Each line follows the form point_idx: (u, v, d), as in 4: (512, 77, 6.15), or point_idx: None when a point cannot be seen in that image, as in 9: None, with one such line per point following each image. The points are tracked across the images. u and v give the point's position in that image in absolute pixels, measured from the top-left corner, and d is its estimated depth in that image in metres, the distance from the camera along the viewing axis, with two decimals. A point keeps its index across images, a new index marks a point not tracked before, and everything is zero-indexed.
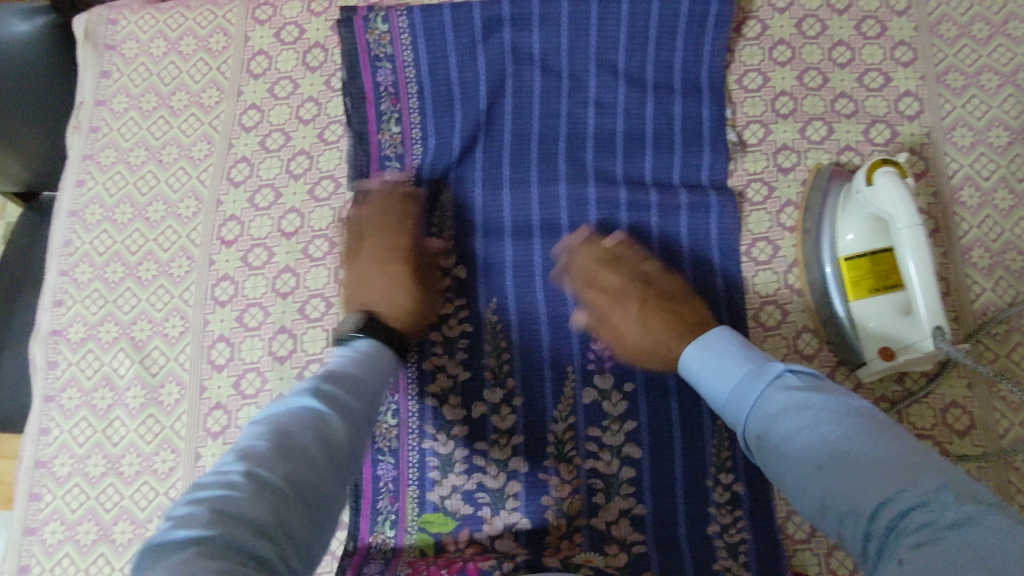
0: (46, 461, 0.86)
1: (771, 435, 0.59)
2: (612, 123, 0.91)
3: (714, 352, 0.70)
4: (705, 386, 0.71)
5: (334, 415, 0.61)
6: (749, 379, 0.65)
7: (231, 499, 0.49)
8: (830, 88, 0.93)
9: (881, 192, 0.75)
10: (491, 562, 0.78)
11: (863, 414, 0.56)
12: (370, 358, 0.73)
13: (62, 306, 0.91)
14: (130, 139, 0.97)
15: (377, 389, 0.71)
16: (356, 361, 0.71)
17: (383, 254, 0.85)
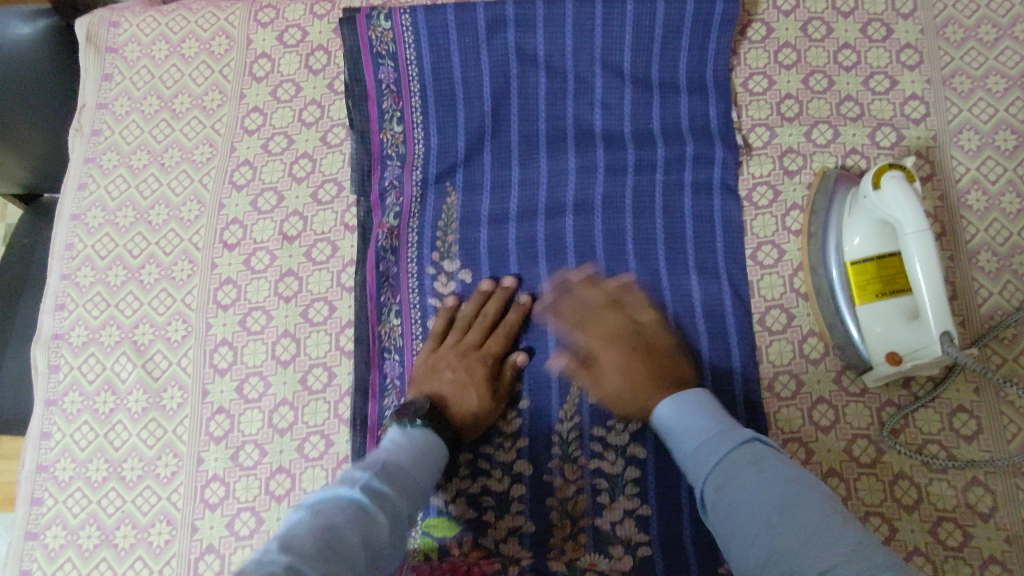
0: (48, 465, 0.86)
1: (728, 497, 0.62)
2: (619, 125, 0.92)
3: (683, 410, 0.73)
4: (673, 437, 0.73)
5: (395, 487, 0.66)
6: (716, 441, 0.67)
7: (294, 538, 0.56)
8: (836, 92, 0.92)
9: (888, 196, 0.74)
10: (497, 566, 0.79)
11: (812, 492, 0.59)
12: (420, 449, 0.73)
13: (64, 310, 0.91)
14: (131, 142, 0.97)
15: (425, 484, 0.70)
16: (402, 453, 0.71)
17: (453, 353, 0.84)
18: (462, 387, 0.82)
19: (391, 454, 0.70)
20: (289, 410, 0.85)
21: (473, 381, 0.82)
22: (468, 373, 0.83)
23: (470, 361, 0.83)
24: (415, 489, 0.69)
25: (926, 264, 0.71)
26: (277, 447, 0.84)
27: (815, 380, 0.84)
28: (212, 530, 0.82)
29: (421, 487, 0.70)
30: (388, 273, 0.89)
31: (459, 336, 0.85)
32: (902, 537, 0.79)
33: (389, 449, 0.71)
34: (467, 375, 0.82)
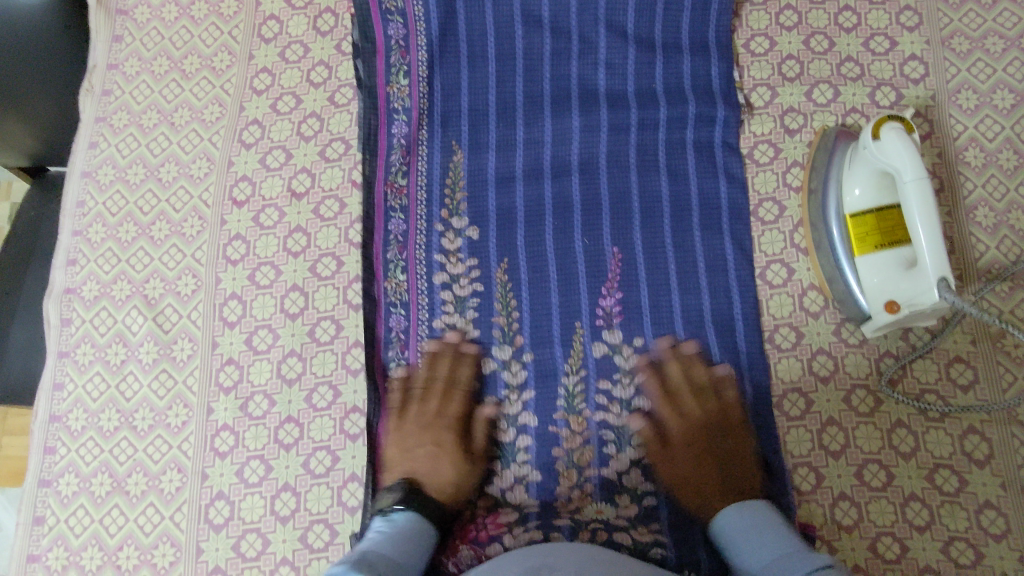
0: (60, 415, 0.87)
1: None
2: (622, 85, 0.93)
3: (750, 531, 0.72)
4: (738, 555, 0.72)
5: (377, 567, 0.65)
6: (792, 559, 0.67)
7: None
8: (836, 52, 0.93)
9: (888, 147, 0.75)
10: (504, 526, 0.81)
11: None
12: (408, 536, 0.73)
13: (76, 265, 0.92)
14: (142, 102, 0.98)
15: (410, 564, 0.70)
16: (387, 542, 0.70)
17: (430, 426, 0.82)
18: (439, 457, 0.81)
19: (373, 543, 0.70)
20: (298, 361, 0.87)
21: (443, 446, 0.81)
22: (436, 444, 0.81)
23: (435, 431, 0.82)
24: (400, 567, 0.68)
25: (923, 210, 0.72)
26: (286, 397, 0.86)
27: (816, 331, 0.86)
28: (222, 477, 0.84)
29: (407, 568, 0.69)
30: (396, 230, 0.90)
31: (418, 404, 0.84)
32: (899, 483, 0.80)
33: (379, 535, 0.71)
34: (436, 448, 0.81)
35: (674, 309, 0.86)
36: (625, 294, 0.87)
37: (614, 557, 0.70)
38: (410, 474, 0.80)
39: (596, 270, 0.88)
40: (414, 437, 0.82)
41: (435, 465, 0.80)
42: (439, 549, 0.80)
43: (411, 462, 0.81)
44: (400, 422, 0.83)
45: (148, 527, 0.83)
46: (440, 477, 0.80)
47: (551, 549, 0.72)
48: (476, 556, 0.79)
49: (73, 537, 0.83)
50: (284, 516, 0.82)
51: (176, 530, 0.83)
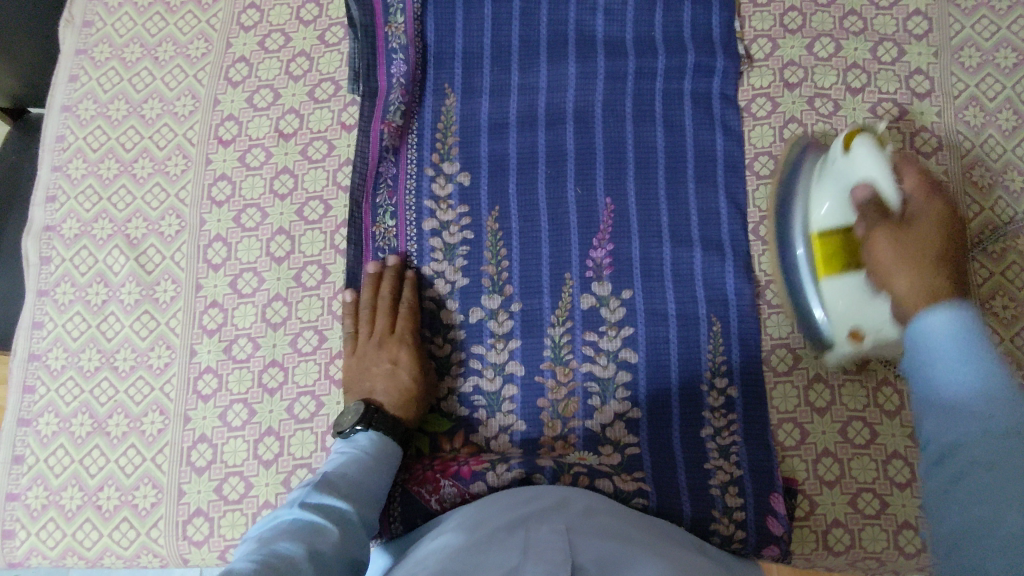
0: (40, 354, 0.86)
1: None
2: (621, 31, 0.91)
3: None
4: None
5: (340, 499, 0.67)
6: None
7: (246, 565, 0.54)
8: (840, 5, 0.91)
9: (858, 160, 0.71)
10: (485, 466, 0.79)
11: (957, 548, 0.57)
12: (372, 459, 0.74)
13: (56, 202, 0.90)
14: (124, 35, 0.94)
15: (374, 487, 0.72)
16: (351, 465, 0.72)
17: (394, 347, 0.81)
18: (397, 372, 0.80)
19: (336, 465, 0.72)
20: (283, 305, 0.86)
21: (398, 363, 0.80)
22: (390, 361, 0.80)
23: (389, 348, 0.81)
24: (361, 491, 0.70)
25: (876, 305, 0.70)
26: (271, 341, 0.85)
27: None
28: (204, 420, 0.83)
29: (372, 492, 0.71)
30: (387, 173, 0.88)
31: (369, 327, 0.83)
32: (881, 440, 0.80)
33: (340, 461, 0.72)
34: (392, 363, 0.80)
35: (665, 263, 0.85)
36: (615, 246, 0.86)
37: (590, 503, 0.70)
38: (369, 391, 0.79)
39: (588, 222, 0.87)
40: (370, 357, 0.81)
41: (393, 381, 0.79)
42: (422, 487, 0.79)
43: (370, 382, 0.80)
44: (356, 346, 0.83)
45: (129, 468, 0.82)
46: (401, 391, 0.79)
47: (547, 496, 0.70)
48: (458, 492, 0.78)
49: (53, 476, 0.82)
50: (268, 460, 0.82)
51: (158, 472, 0.82)
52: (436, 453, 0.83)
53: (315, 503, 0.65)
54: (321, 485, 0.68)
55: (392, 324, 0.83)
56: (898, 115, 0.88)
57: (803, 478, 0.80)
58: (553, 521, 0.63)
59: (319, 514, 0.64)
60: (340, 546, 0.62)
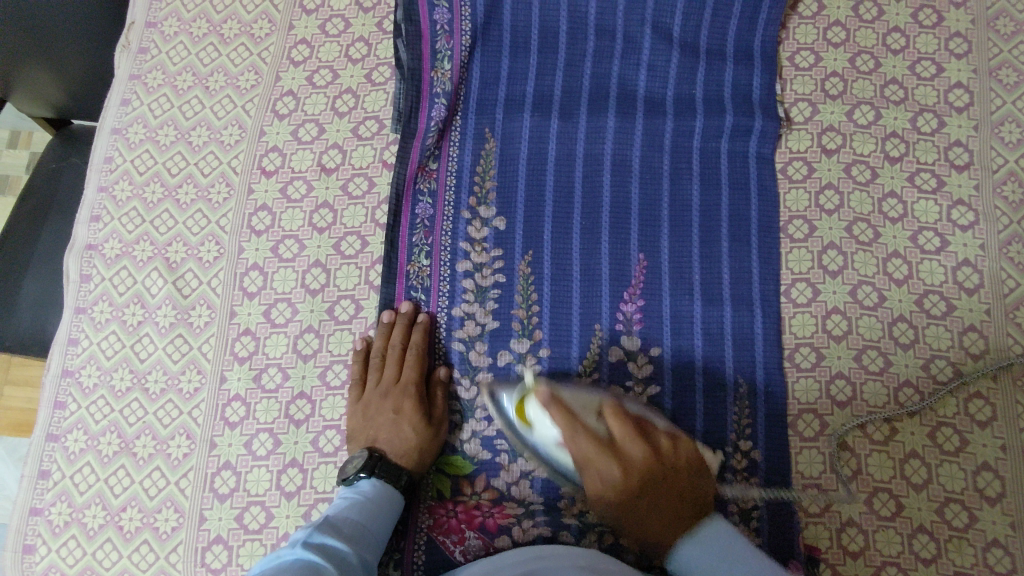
0: (73, 371, 0.87)
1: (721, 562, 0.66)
2: (661, 88, 0.92)
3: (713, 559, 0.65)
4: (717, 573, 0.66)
5: (342, 541, 0.67)
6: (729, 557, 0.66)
7: None
8: (882, 73, 0.92)
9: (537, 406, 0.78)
10: (512, 520, 0.81)
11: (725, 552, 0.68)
12: (374, 501, 0.75)
13: (100, 221, 0.92)
14: (178, 63, 0.97)
15: (375, 530, 0.72)
16: (353, 508, 0.72)
17: (399, 397, 0.82)
18: (399, 421, 0.80)
19: (339, 508, 0.72)
20: (315, 338, 0.87)
21: (402, 413, 0.81)
22: (395, 410, 0.81)
23: (394, 397, 0.82)
24: (362, 533, 0.71)
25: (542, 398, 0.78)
26: (301, 373, 0.86)
27: (836, 354, 0.85)
28: (229, 448, 0.84)
29: (373, 536, 0.72)
30: (423, 214, 0.90)
31: (377, 374, 0.84)
32: (908, 513, 0.80)
33: (342, 504, 0.73)
34: (396, 413, 0.80)
35: (695, 321, 0.86)
36: (646, 302, 0.86)
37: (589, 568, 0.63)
38: (373, 440, 0.80)
39: (620, 275, 0.87)
40: (375, 404, 0.82)
41: (396, 430, 0.80)
42: (447, 537, 0.80)
43: (375, 429, 0.81)
44: (364, 391, 0.83)
45: (153, 491, 0.83)
46: (404, 443, 0.80)
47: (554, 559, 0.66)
48: (484, 545, 0.80)
49: (77, 493, 0.83)
50: (290, 491, 0.82)
51: (181, 497, 0.82)
52: (457, 496, 0.82)
53: (318, 543, 0.65)
54: (324, 525, 0.68)
55: (399, 372, 0.84)
56: (935, 186, 0.89)
57: (825, 548, 0.80)
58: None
59: (323, 554, 0.64)
60: None
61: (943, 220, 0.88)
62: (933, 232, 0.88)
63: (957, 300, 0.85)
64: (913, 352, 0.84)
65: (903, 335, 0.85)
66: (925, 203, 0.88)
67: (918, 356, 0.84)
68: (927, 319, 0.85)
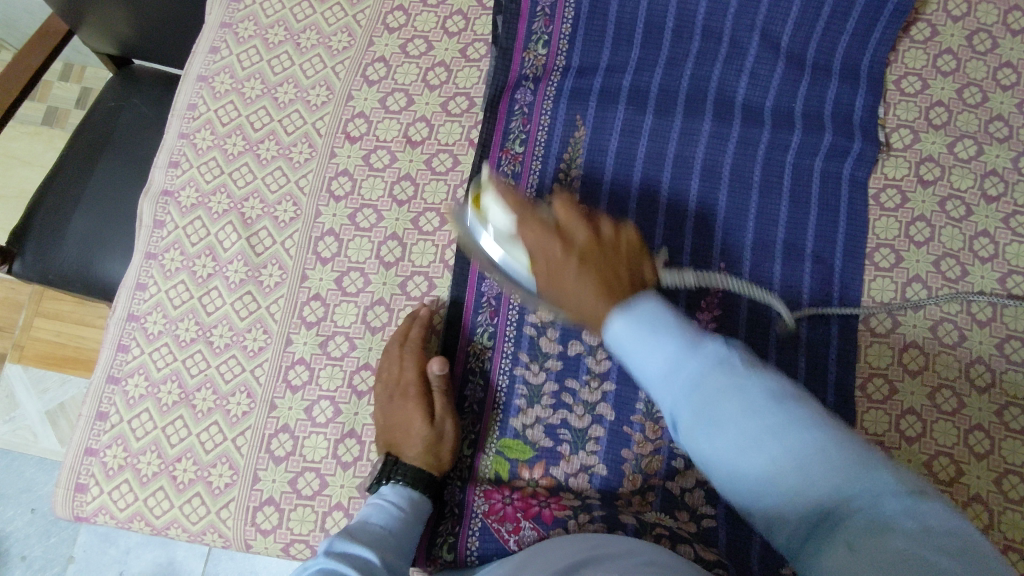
0: (139, 315, 0.87)
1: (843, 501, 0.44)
2: (761, 98, 0.90)
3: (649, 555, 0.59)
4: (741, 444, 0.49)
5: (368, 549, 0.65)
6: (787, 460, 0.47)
7: None
8: (988, 108, 0.90)
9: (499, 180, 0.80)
10: (568, 511, 0.78)
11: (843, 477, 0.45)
12: (405, 511, 0.73)
13: (178, 168, 0.91)
14: (271, 16, 0.95)
15: (401, 540, 0.70)
16: (380, 517, 0.70)
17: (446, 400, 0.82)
18: (408, 424, 0.77)
19: (365, 518, 0.70)
20: (384, 311, 0.85)
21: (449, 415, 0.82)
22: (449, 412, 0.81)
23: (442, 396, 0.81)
24: (389, 541, 0.69)
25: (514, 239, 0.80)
26: (368, 344, 0.85)
27: (909, 389, 0.83)
28: (289, 411, 0.83)
29: (399, 546, 0.69)
30: None
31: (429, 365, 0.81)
32: None
33: (369, 512, 0.71)
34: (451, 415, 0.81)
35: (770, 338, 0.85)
36: (722, 312, 0.86)
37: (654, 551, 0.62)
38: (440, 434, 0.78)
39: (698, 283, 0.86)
40: (385, 409, 0.79)
41: (407, 432, 0.77)
42: (502, 524, 0.79)
43: (387, 433, 0.78)
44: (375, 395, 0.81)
45: (209, 445, 0.82)
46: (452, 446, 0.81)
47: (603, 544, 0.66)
48: (539, 535, 0.78)
49: (133, 439, 0.83)
50: (347, 462, 0.81)
51: (236, 454, 0.82)
52: (515, 482, 0.82)
53: (341, 550, 0.63)
54: (347, 534, 0.66)
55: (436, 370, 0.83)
56: None
57: None
58: (612, 562, 0.60)
59: (348, 561, 0.61)
60: None
61: None
62: (1022, 277, 0.86)
63: None
64: (988, 395, 0.83)
65: (979, 377, 0.83)
66: (1018, 246, 0.86)
67: (993, 400, 0.82)
68: (1005, 364, 0.83)
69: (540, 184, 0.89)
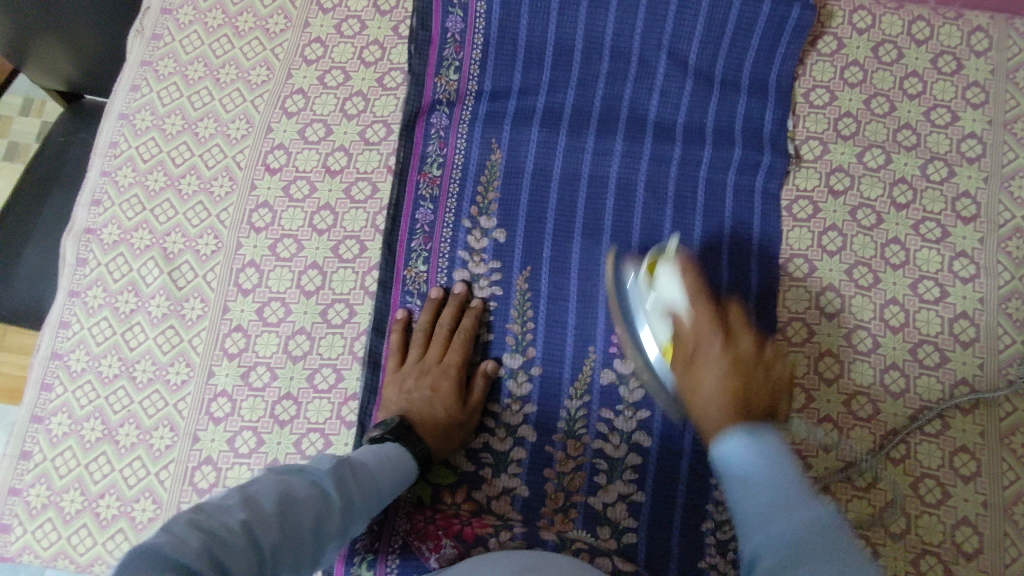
0: (62, 354, 0.87)
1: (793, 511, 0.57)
2: (673, 114, 0.91)
3: None
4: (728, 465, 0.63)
5: (359, 480, 0.65)
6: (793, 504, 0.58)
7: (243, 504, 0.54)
8: (895, 117, 0.92)
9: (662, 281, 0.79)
10: (489, 530, 0.79)
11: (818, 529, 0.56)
12: (393, 460, 0.72)
13: (100, 206, 0.92)
14: (191, 53, 0.97)
15: (387, 488, 0.69)
16: (372, 456, 0.70)
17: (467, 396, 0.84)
18: (431, 405, 0.80)
19: (359, 453, 0.69)
20: (306, 339, 0.86)
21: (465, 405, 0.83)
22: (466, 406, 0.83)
23: (435, 374, 0.83)
24: (376, 486, 0.68)
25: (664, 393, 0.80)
26: (289, 374, 0.85)
27: (826, 397, 0.84)
28: (212, 443, 0.84)
29: (380, 497, 0.68)
30: (423, 219, 0.89)
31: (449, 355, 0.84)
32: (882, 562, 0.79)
33: (364, 450, 0.70)
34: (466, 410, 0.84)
35: None
36: None
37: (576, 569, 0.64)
38: (450, 428, 0.80)
39: (617, 298, 0.87)
40: (414, 382, 0.83)
41: (429, 405, 0.80)
42: (423, 543, 0.79)
43: (409, 401, 0.81)
44: (402, 364, 0.85)
45: (132, 480, 0.83)
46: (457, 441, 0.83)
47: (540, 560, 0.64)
48: (459, 554, 0.77)
49: (57, 477, 0.83)
50: None
51: (159, 488, 0.82)
52: (437, 505, 0.82)
53: (336, 474, 0.63)
54: (343, 464, 0.66)
55: (444, 353, 0.85)
56: (940, 236, 0.88)
57: None
58: None
59: (336, 488, 0.62)
60: (340, 531, 0.61)
61: (945, 271, 0.87)
62: (933, 282, 0.87)
63: (952, 351, 0.85)
64: (903, 401, 0.84)
65: (894, 383, 0.84)
66: (928, 252, 0.88)
67: (908, 405, 0.84)
68: (919, 369, 0.84)
69: (459, 206, 0.90)
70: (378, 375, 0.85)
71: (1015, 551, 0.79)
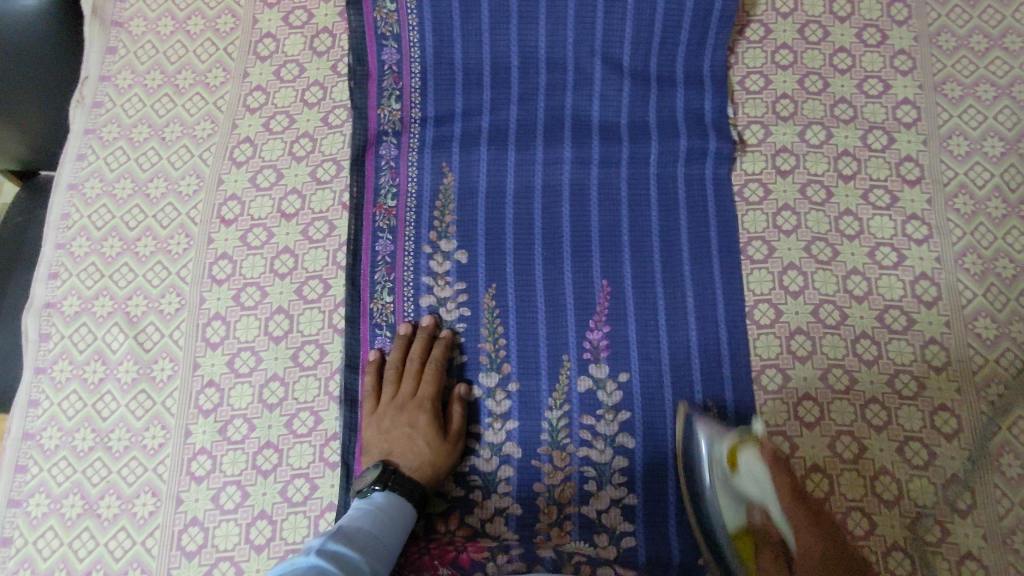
0: (34, 433, 0.86)
1: None
2: (616, 116, 0.93)
3: None
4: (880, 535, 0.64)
5: (357, 547, 0.68)
6: None
7: None
8: (830, 93, 0.94)
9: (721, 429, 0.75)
10: (485, 555, 0.77)
11: None
12: (387, 513, 0.74)
13: (57, 279, 0.91)
14: (134, 116, 0.97)
15: (389, 543, 0.71)
16: (366, 518, 0.72)
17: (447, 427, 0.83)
18: (410, 443, 0.80)
19: (352, 518, 0.72)
20: (280, 386, 0.86)
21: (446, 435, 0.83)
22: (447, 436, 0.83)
23: (410, 410, 0.82)
24: (376, 545, 0.70)
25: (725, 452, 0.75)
26: (267, 423, 0.85)
27: (803, 375, 0.85)
28: (196, 503, 0.82)
29: (386, 546, 0.71)
30: (383, 250, 0.90)
31: (422, 388, 0.83)
32: (881, 531, 0.80)
33: (357, 513, 0.73)
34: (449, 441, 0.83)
35: (661, 347, 0.86)
36: (612, 328, 0.87)
37: None
38: (433, 463, 0.80)
39: (584, 303, 0.88)
40: (391, 420, 0.82)
41: (411, 443, 0.80)
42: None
43: (390, 442, 0.81)
44: (379, 405, 0.84)
45: (119, 552, 0.81)
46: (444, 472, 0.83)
47: None
48: None
49: (41, 559, 0.81)
50: (260, 544, 0.80)
51: (147, 556, 0.81)
52: (431, 535, 0.81)
53: (332, 551, 0.66)
54: (338, 536, 0.68)
55: (417, 386, 0.84)
56: (889, 202, 0.90)
57: None
58: None
59: (336, 562, 0.64)
60: None
61: (899, 235, 0.89)
62: (890, 248, 0.88)
63: (917, 313, 0.86)
64: (877, 367, 0.84)
65: (865, 351, 0.85)
66: (880, 219, 0.89)
67: (882, 372, 0.84)
68: (887, 333, 0.86)
69: (417, 233, 0.90)
70: (356, 414, 0.84)
71: (1007, 501, 0.80)
